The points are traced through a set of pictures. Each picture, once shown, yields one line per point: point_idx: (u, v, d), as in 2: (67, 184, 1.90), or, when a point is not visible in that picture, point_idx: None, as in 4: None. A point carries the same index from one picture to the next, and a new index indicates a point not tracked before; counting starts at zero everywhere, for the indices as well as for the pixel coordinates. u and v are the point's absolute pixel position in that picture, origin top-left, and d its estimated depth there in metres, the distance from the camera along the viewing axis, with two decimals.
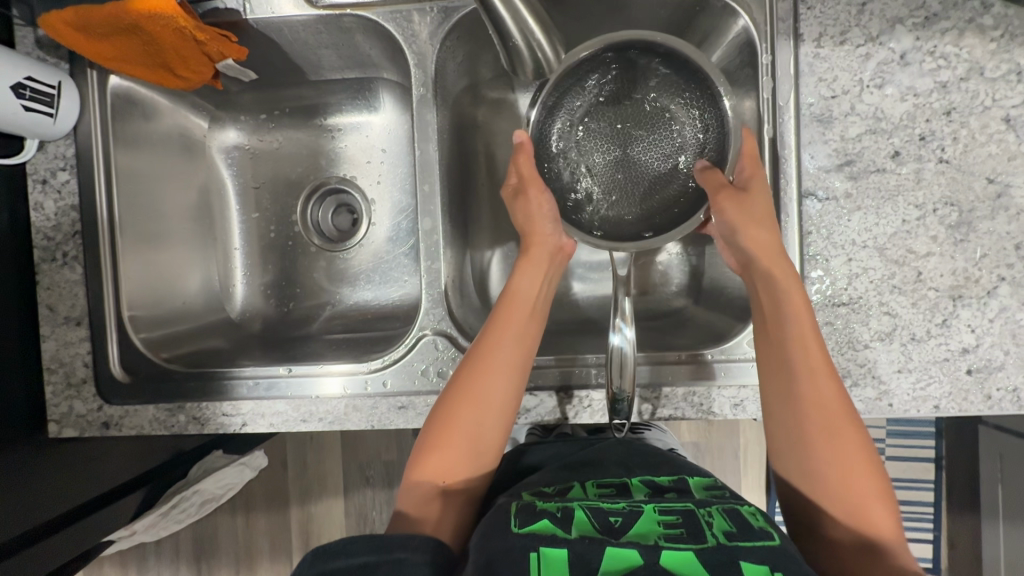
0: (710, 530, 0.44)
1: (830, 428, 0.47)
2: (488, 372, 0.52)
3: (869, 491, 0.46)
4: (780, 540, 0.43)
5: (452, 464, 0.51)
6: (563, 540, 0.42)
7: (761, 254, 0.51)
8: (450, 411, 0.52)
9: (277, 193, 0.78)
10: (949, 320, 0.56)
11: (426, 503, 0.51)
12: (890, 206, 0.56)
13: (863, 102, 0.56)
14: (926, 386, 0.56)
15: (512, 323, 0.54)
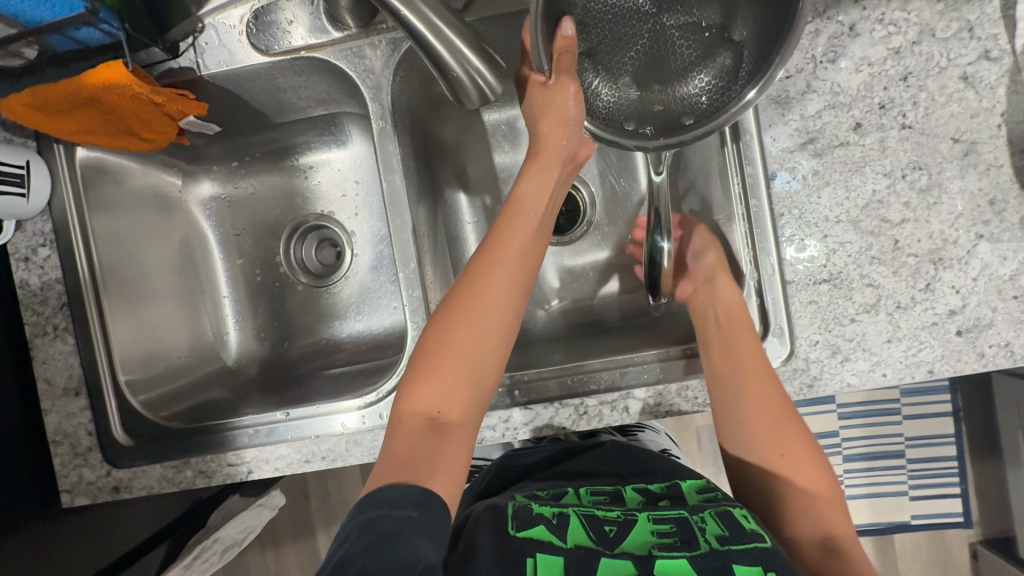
0: (704, 536, 0.48)
1: (779, 420, 0.56)
2: (487, 284, 0.52)
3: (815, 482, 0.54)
4: (772, 542, 0.47)
5: (450, 389, 0.51)
6: (561, 549, 0.47)
7: (715, 278, 0.60)
8: (450, 329, 0.51)
9: (258, 237, 0.79)
10: (932, 284, 0.56)
11: (416, 442, 0.49)
12: (858, 178, 0.56)
13: (819, 78, 0.56)
14: (917, 352, 0.56)
15: (522, 233, 0.54)
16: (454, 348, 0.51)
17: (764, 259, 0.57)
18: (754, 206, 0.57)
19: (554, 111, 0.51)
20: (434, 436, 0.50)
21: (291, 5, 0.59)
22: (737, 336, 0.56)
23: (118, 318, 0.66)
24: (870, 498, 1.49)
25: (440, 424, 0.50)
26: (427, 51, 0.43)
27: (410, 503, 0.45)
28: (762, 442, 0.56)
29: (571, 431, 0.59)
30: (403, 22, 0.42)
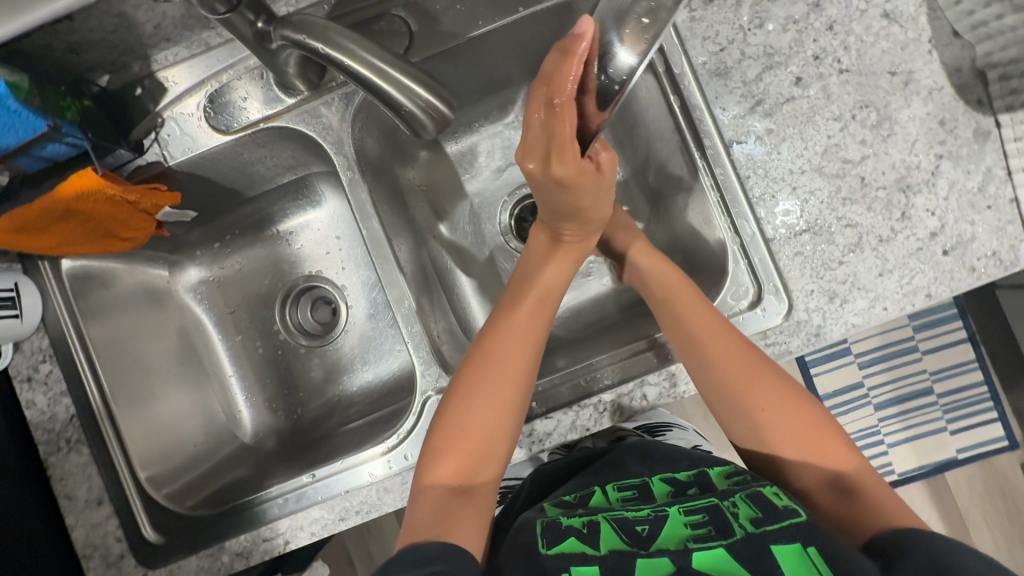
0: (737, 520, 0.47)
1: (750, 370, 0.54)
2: (511, 352, 0.54)
3: (818, 432, 0.52)
4: (806, 514, 0.47)
5: (472, 454, 0.52)
6: (594, 557, 0.45)
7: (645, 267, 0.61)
8: (472, 398, 0.53)
9: (252, 312, 0.80)
10: (908, 212, 0.57)
11: (439, 506, 0.49)
12: (811, 128, 0.58)
13: (751, 44, 0.59)
14: (912, 280, 0.57)
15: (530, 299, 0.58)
16: (478, 417, 0.52)
17: (743, 222, 0.58)
18: (720, 175, 0.58)
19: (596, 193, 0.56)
20: (457, 501, 0.50)
21: (243, 82, 0.61)
22: (699, 320, 0.55)
23: (130, 429, 0.66)
24: (913, 441, 1.50)
25: (463, 489, 0.51)
26: (375, 91, 0.45)
27: (435, 559, 0.43)
28: (747, 415, 0.53)
29: (594, 431, 0.59)
30: (350, 71, 0.45)
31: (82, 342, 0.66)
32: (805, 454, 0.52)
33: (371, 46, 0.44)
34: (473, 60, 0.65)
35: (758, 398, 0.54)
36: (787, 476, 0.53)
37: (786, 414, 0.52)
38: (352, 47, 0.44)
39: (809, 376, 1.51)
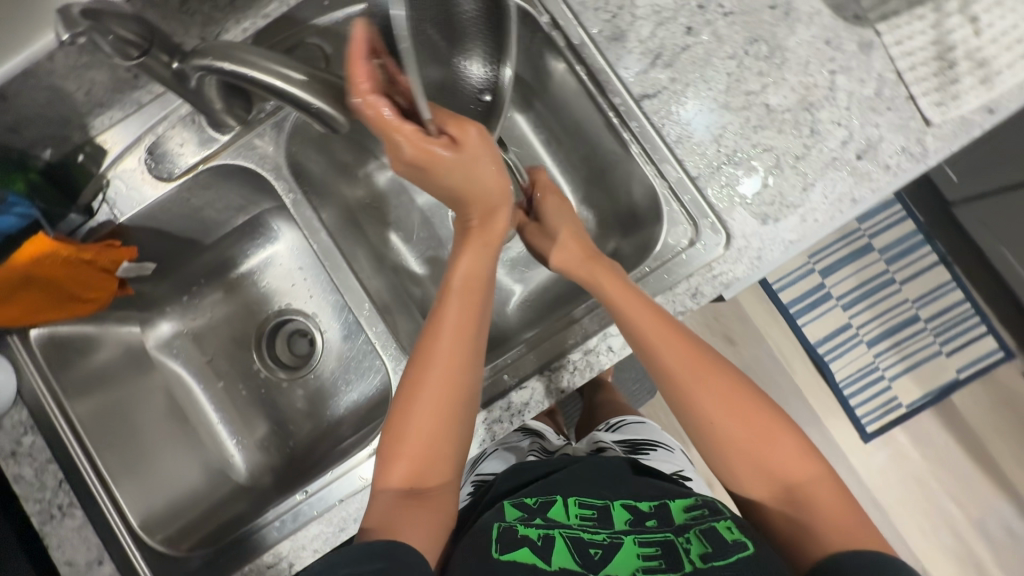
0: (688, 557, 0.50)
1: (699, 372, 0.57)
2: (446, 363, 0.55)
3: (772, 436, 0.55)
4: (753, 548, 0.49)
5: (422, 458, 0.54)
6: (543, 573, 0.49)
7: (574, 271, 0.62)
8: (415, 410, 0.55)
9: (231, 356, 0.82)
10: (816, 127, 0.60)
11: (390, 506, 0.52)
12: (711, 70, 0.62)
13: (639, 5, 0.63)
14: (835, 188, 0.60)
15: (465, 303, 0.58)
16: (419, 425, 0.54)
17: (667, 167, 0.61)
18: (636, 128, 0.62)
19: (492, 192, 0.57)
20: (410, 502, 0.53)
21: (177, 131, 0.64)
22: (647, 326, 0.57)
23: (129, 490, 0.67)
24: (912, 372, 1.51)
25: (417, 489, 0.54)
26: (279, 93, 0.49)
27: (379, 555, 0.45)
28: (699, 420, 0.57)
29: (569, 391, 0.60)
30: (252, 78, 0.49)
31: (64, 416, 0.66)
32: (767, 464, 0.54)
33: (270, 55, 0.49)
34: None
35: (717, 404, 0.56)
36: (737, 482, 0.56)
37: (743, 420, 0.55)
38: (251, 58, 0.48)
39: (797, 327, 1.53)
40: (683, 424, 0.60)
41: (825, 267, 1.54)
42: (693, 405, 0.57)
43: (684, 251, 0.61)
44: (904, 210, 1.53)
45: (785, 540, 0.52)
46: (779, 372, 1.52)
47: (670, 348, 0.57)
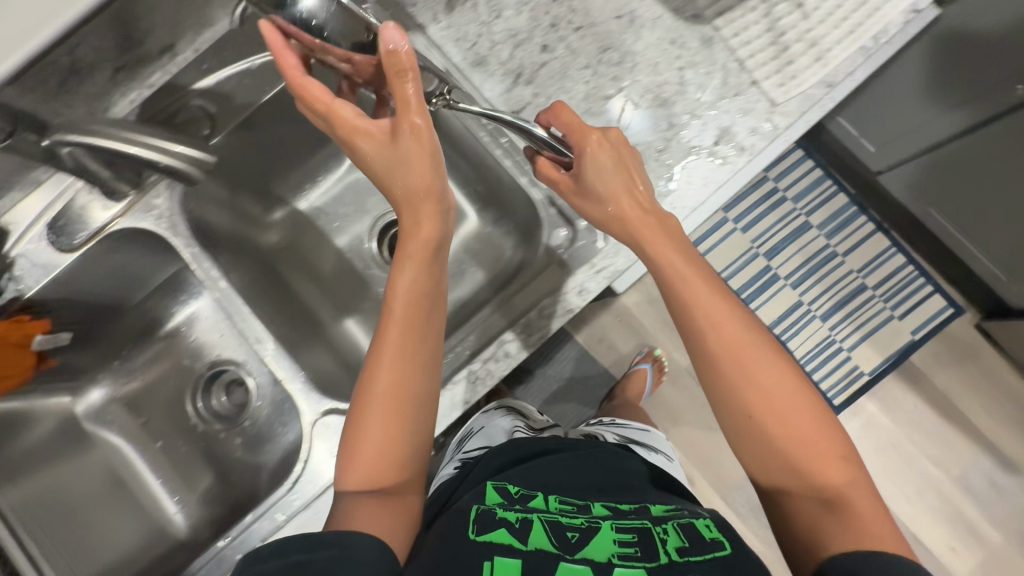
0: (664, 547, 0.49)
1: (745, 350, 0.53)
2: (395, 369, 0.53)
3: (808, 428, 0.51)
4: (731, 549, 0.51)
5: (388, 461, 0.53)
6: (518, 549, 0.48)
7: (612, 227, 0.59)
8: (361, 416, 0.53)
9: (171, 415, 0.84)
10: (672, 121, 0.64)
11: (365, 513, 0.51)
12: (569, 81, 0.66)
13: (496, 32, 0.67)
14: (697, 174, 0.63)
15: (414, 310, 0.55)
16: (377, 426, 0.53)
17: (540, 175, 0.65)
18: None
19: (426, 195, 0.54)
20: (379, 506, 0.52)
21: (79, 197, 0.67)
22: (691, 287, 0.55)
23: (76, 574, 0.68)
24: (870, 339, 1.53)
25: (384, 493, 0.53)
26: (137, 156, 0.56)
27: (330, 544, 0.46)
28: (733, 396, 0.53)
29: (470, 403, 0.62)
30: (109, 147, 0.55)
31: (2, 518, 0.65)
32: (800, 457, 0.50)
33: (124, 127, 0.56)
34: (280, 123, 0.73)
35: (769, 385, 0.52)
36: (760, 472, 0.53)
37: (786, 404, 0.52)
38: (109, 131, 0.55)
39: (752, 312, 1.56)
40: (710, 399, 0.55)
41: (769, 249, 1.58)
42: (734, 380, 0.52)
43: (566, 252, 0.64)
44: (835, 184, 1.59)
45: (803, 538, 0.50)
46: None
47: (721, 316, 0.54)
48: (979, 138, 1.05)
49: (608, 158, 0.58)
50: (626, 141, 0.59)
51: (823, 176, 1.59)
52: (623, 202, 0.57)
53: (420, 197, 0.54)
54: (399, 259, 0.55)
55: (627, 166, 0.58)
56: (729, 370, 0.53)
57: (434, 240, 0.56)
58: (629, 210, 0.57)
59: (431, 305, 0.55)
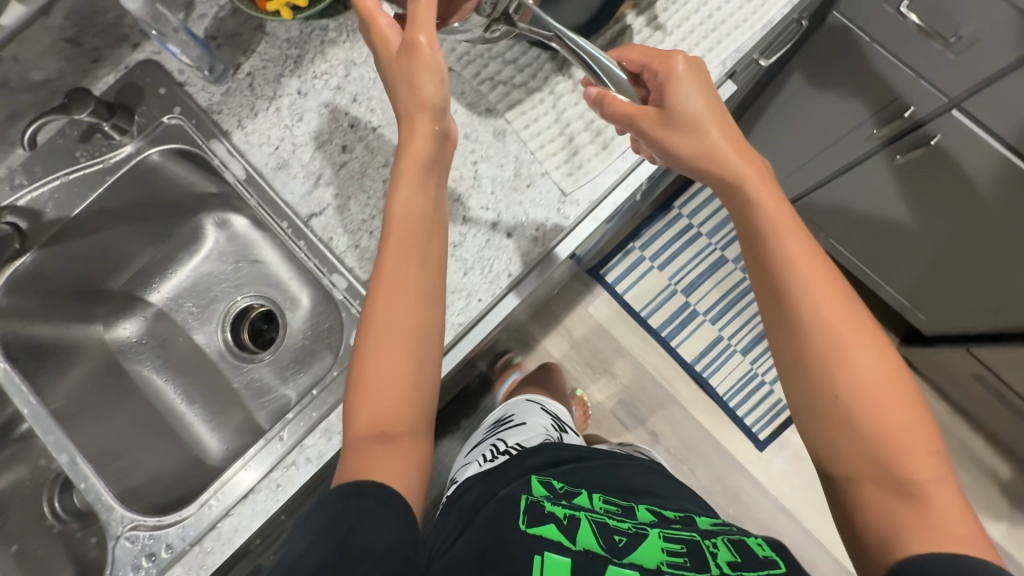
0: (714, 559, 0.51)
1: (842, 327, 0.48)
2: (395, 298, 0.54)
3: (899, 410, 0.46)
4: (785, 566, 0.52)
5: (386, 405, 0.53)
6: (568, 550, 0.51)
7: (704, 161, 0.54)
8: (381, 350, 0.54)
9: (21, 522, 0.82)
10: (468, 215, 0.65)
11: (372, 457, 0.51)
12: (368, 181, 0.67)
13: (298, 134, 0.68)
14: (492, 268, 0.64)
15: (414, 240, 0.55)
16: (384, 366, 0.53)
17: (338, 276, 0.65)
18: (306, 245, 0.65)
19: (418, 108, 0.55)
20: (382, 448, 0.52)
21: None
22: (787, 237, 0.51)
23: None
24: None
25: (387, 433, 0.52)
26: None
27: (367, 492, 0.48)
28: (833, 345, 0.48)
29: (273, 511, 0.61)
30: None
31: None
32: (858, 419, 0.46)
33: None
34: (103, 229, 0.74)
35: (842, 326, 0.48)
36: (825, 458, 0.48)
37: (890, 383, 0.47)
38: None
39: (673, 349, 1.55)
40: (787, 381, 0.50)
41: (687, 285, 1.58)
42: (822, 318, 0.48)
43: None
44: None
45: (875, 539, 0.45)
46: (665, 397, 1.53)
47: (801, 256, 0.50)
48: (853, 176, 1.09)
49: (680, 89, 0.54)
50: (693, 65, 0.55)
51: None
52: (710, 132, 0.54)
53: (416, 109, 0.54)
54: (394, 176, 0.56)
55: (712, 105, 0.54)
56: (802, 311, 0.49)
57: (426, 153, 0.56)
58: (685, 142, 0.54)
59: (425, 235, 0.56)
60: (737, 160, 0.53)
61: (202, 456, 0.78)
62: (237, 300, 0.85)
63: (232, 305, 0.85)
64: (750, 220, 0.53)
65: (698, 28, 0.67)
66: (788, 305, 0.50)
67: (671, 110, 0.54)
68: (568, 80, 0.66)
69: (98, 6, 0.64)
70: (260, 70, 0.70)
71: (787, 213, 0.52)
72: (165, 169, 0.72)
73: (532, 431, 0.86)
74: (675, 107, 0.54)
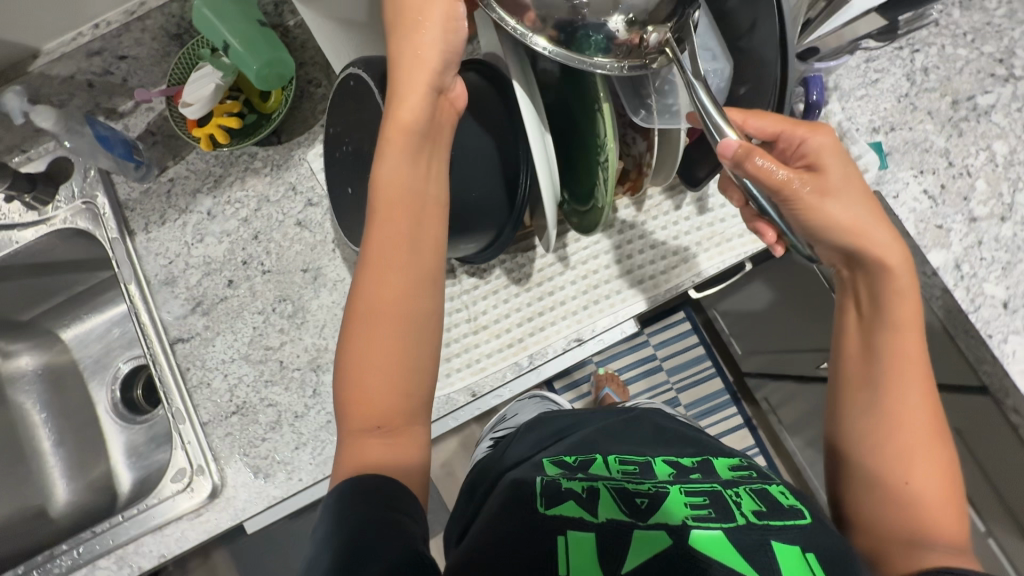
0: (739, 510, 0.44)
1: (900, 408, 0.47)
2: (395, 271, 0.46)
3: (933, 489, 0.44)
4: (811, 516, 0.45)
5: (392, 392, 0.45)
6: (591, 523, 0.43)
7: (852, 237, 0.47)
8: (371, 337, 0.45)
9: None
10: (318, 389, 0.65)
11: (375, 453, 0.43)
12: (240, 322, 0.67)
13: (193, 255, 0.69)
14: (323, 451, 0.64)
15: (407, 215, 0.46)
16: (380, 354, 0.45)
17: (176, 409, 0.65)
18: (158, 371, 0.65)
19: (421, 58, 0.45)
20: (389, 440, 0.44)
21: None
22: (896, 313, 0.48)
23: None
24: None
25: (387, 423, 0.44)
26: None
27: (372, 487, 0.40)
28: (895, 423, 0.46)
29: None
30: None
31: None
32: (904, 506, 0.44)
33: None
34: (21, 275, 0.78)
35: (910, 433, 0.46)
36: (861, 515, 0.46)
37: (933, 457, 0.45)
38: None
39: None
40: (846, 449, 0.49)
41: None
42: (895, 421, 0.47)
43: (175, 496, 0.63)
44: (714, 366, 1.44)
45: None
46: None
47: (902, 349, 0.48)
48: (813, 390, 1.04)
49: (831, 158, 0.47)
50: (836, 138, 0.48)
51: (704, 354, 1.44)
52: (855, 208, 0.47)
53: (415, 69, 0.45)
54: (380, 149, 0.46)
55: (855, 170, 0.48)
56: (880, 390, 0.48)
57: (418, 123, 0.46)
58: (837, 211, 0.46)
59: (418, 207, 0.46)
60: (881, 238, 0.47)
61: (46, 506, 0.81)
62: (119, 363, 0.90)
63: (117, 369, 0.89)
64: (874, 292, 0.49)
65: (601, 270, 0.65)
66: (876, 392, 0.48)
67: (825, 179, 0.47)
68: (455, 285, 0.64)
69: (42, 93, 0.66)
70: (182, 179, 0.71)
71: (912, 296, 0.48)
72: (80, 240, 0.75)
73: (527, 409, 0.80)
74: (825, 172, 0.47)
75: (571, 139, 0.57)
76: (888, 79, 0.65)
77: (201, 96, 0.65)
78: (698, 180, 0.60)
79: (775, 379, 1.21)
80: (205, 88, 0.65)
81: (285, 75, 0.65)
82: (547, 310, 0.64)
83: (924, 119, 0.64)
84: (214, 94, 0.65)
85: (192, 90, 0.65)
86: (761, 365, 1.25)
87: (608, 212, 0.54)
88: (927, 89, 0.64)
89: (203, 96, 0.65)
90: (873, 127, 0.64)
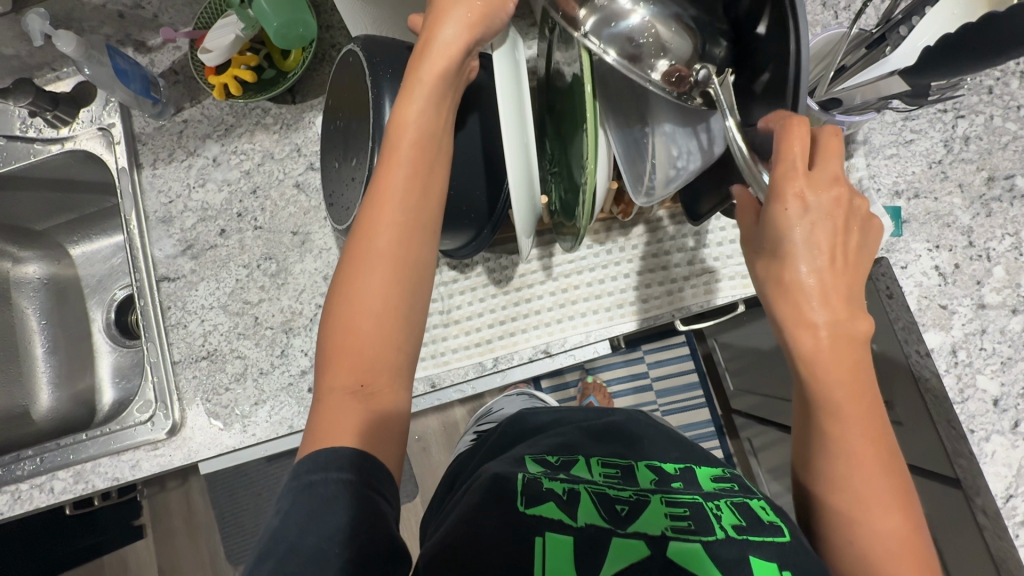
0: (719, 522, 0.41)
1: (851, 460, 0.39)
2: (398, 218, 0.43)
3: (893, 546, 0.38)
4: (792, 534, 0.40)
5: (375, 350, 0.42)
6: (570, 527, 0.40)
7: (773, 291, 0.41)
8: (363, 283, 0.42)
9: None
10: (286, 350, 0.66)
11: (346, 419, 0.40)
12: (225, 272, 0.69)
13: (192, 199, 0.70)
14: (279, 411, 0.65)
15: (420, 160, 0.44)
16: (374, 287, 0.42)
17: (150, 344, 0.66)
18: (141, 304, 0.67)
19: (475, 10, 0.44)
20: (363, 404, 0.41)
21: None
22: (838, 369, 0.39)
23: None
24: None
25: (367, 390, 0.41)
26: None
27: (345, 466, 0.38)
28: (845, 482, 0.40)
29: (2, 516, 0.66)
30: None
31: None
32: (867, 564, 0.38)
33: None
34: (35, 188, 0.81)
35: (863, 493, 0.39)
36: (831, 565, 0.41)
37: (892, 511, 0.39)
38: None
39: None
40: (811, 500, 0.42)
41: None
42: (844, 490, 0.40)
43: (136, 426, 0.65)
44: (704, 396, 1.41)
45: None
46: None
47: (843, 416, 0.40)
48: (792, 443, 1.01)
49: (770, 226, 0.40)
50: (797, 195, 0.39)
51: (696, 382, 1.41)
52: (802, 273, 0.40)
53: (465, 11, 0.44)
54: (402, 89, 0.45)
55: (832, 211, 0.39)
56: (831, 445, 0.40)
57: (450, 71, 0.45)
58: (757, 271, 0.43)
59: (434, 153, 0.45)
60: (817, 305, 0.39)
61: (29, 409, 0.84)
62: (115, 290, 0.93)
63: (113, 295, 0.92)
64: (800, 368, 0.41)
65: (582, 286, 0.63)
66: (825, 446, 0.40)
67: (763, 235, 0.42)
68: None
69: (72, 16, 0.68)
70: (195, 123, 0.72)
71: (858, 352, 0.40)
72: (93, 164, 0.77)
73: (513, 403, 0.84)
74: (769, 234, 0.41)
75: (568, 150, 0.56)
76: (924, 142, 0.62)
77: (221, 44, 0.65)
78: (700, 213, 0.57)
79: (761, 422, 1.18)
80: (225, 37, 0.65)
81: (306, 36, 0.66)
82: (520, 316, 0.63)
83: (953, 191, 0.60)
84: (235, 43, 0.65)
85: (214, 37, 0.65)
86: (749, 404, 1.21)
87: (583, 235, 0.54)
88: (964, 160, 0.60)
89: (223, 44, 0.65)
90: (896, 190, 0.61)
